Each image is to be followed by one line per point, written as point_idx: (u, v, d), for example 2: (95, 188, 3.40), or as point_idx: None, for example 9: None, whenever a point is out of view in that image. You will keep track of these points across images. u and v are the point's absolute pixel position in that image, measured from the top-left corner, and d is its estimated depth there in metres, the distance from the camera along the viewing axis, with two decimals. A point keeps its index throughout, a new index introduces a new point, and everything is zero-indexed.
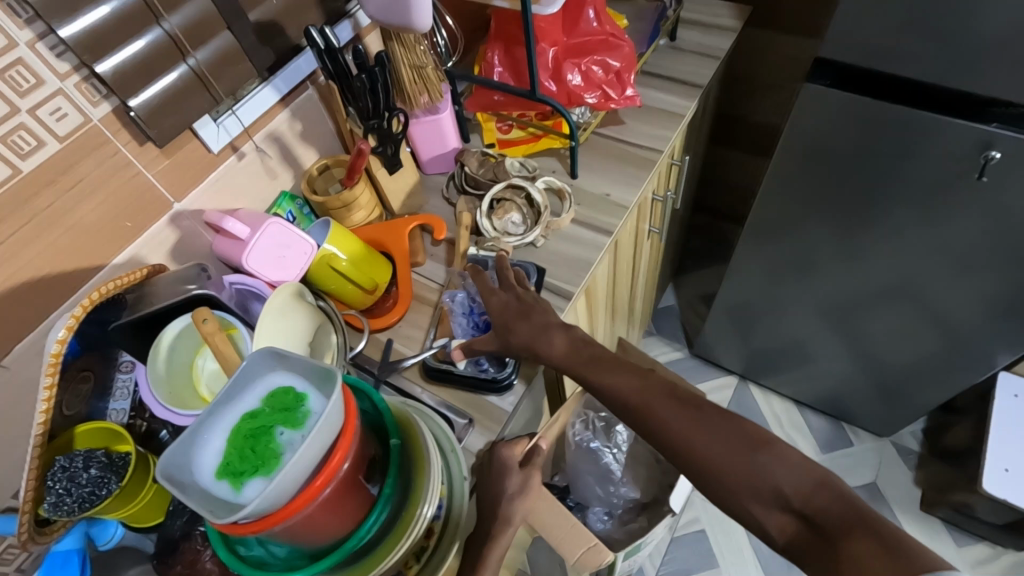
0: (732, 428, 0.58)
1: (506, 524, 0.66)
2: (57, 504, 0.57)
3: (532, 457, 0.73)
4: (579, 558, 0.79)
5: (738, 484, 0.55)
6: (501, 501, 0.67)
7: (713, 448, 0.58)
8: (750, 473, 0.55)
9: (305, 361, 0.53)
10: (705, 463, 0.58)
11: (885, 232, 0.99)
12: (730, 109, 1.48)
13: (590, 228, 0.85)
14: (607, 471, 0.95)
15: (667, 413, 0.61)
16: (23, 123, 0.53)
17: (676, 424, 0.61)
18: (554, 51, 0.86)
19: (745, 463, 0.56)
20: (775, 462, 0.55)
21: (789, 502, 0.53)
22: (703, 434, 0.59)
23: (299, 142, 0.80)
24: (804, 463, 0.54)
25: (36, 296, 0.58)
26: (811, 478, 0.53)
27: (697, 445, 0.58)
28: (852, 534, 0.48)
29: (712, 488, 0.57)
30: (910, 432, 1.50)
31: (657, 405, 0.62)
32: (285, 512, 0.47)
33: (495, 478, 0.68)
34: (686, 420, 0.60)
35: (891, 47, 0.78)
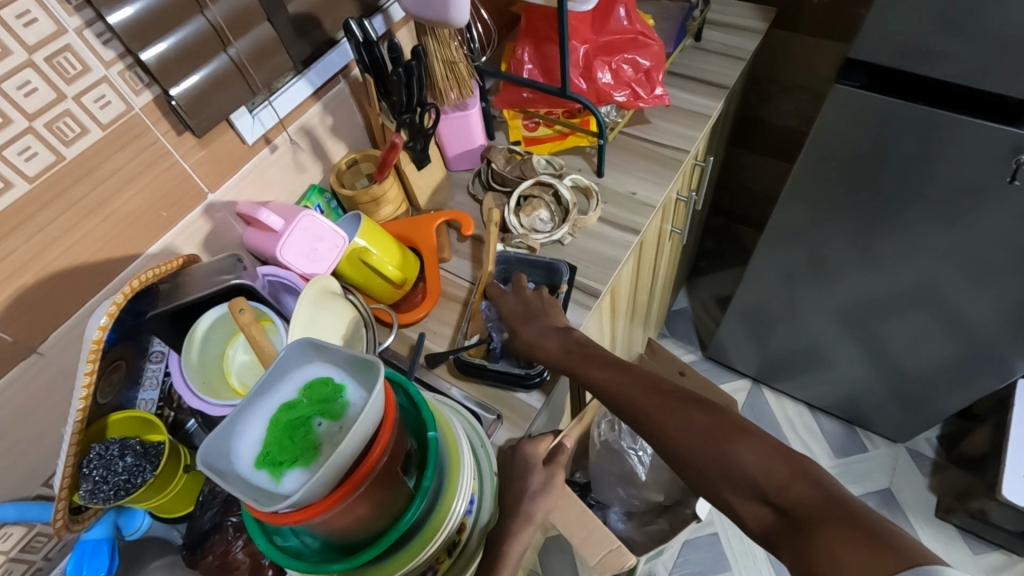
0: (717, 419, 0.57)
1: (527, 522, 0.64)
2: (93, 491, 0.57)
3: (556, 454, 0.72)
4: (601, 559, 0.76)
5: (718, 476, 0.54)
6: (525, 497, 0.66)
7: (692, 439, 0.56)
8: (726, 464, 0.54)
9: (343, 352, 0.53)
10: (684, 455, 0.57)
11: (911, 236, 0.99)
12: (749, 112, 1.48)
13: (617, 226, 0.85)
14: (631, 472, 0.95)
15: (652, 408, 0.61)
16: (68, 110, 0.53)
17: (659, 417, 0.60)
18: (584, 49, 0.87)
19: (720, 454, 0.54)
20: (751, 453, 0.53)
21: (764, 494, 0.51)
22: (683, 422, 0.58)
23: (329, 136, 0.80)
24: (783, 454, 0.52)
25: (74, 283, 0.58)
26: (790, 468, 0.51)
27: (678, 437, 0.57)
28: (824, 525, 0.46)
29: (693, 481, 0.56)
30: (925, 439, 1.50)
31: (645, 399, 0.62)
32: (326, 503, 0.47)
33: (515, 477, 0.68)
34: (668, 410, 0.59)
35: (925, 49, 0.78)
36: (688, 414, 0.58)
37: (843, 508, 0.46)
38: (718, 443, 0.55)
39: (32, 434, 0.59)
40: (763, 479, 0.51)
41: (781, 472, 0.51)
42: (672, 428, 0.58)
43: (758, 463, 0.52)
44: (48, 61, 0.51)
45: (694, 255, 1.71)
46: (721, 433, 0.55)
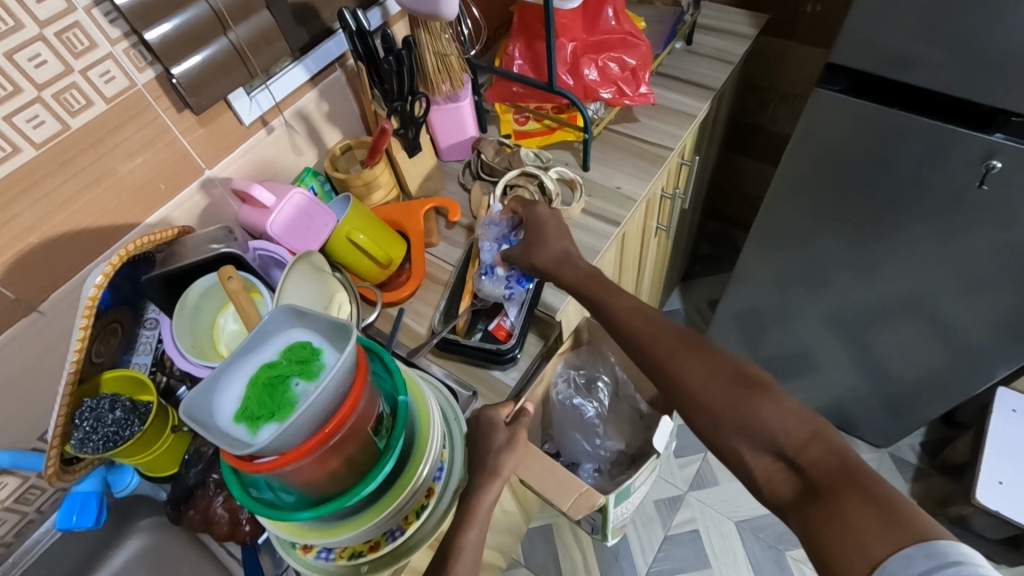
0: (746, 381, 0.60)
1: (493, 476, 0.68)
2: (83, 441, 0.61)
3: (519, 417, 0.74)
4: (571, 503, 0.81)
5: (736, 432, 0.58)
6: (489, 454, 0.69)
7: (715, 393, 0.60)
8: (746, 420, 0.57)
9: (324, 318, 0.56)
10: (705, 406, 0.61)
11: (889, 238, 1.01)
12: (745, 117, 1.50)
13: (600, 218, 0.88)
14: (589, 424, 0.99)
15: (680, 358, 0.64)
16: (75, 83, 0.57)
17: (685, 368, 0.63)
18: (573, 46, 0.91)
19: (743, 409, 0.58)
20: (772, 412, 0.57)
21: (782, 451, 0.55)
22: (714, 383, 0.61)
23: (325, 122, 0.83)
24: (804, 418, 0.56)
25: (75, 248, 0.62)
26: (809, 430, 0.55)
27: (702, 390, 0.61)
28: (836, 487, 0.50)
29: (708, 432, 0.60)
30: (909, 445, 1.51)
31: (670, 353, 0.65)
32: (296, 453, 0.50)
33: (481, 436, 0.71)
34: (702, 370, 0.63)
35: (903, 56, 0.80)
36: (718, 375, 0.61)
37: (855, 475, 0.50)
38: (741, 398, 0.59)
39: (30, 388, 0.63)
40: (782, 436, 0.55)
41: (802, 432, 0.55)
42: (697, 379, 0.62)
43: (779, 422, 0.56)
44: (58, 36, 0.55)
45: (688, 257, 1.73)
46: (746, 389, 0.59)
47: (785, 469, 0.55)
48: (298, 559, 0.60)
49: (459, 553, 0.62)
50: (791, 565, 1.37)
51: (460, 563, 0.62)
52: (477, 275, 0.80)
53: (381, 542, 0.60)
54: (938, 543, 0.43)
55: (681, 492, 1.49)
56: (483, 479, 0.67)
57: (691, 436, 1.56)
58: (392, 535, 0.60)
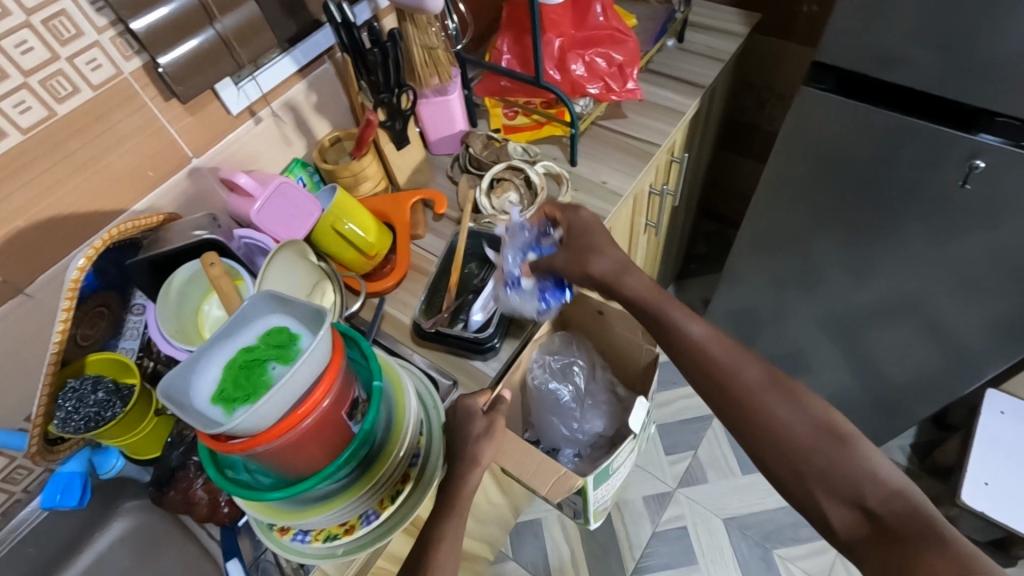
0: (828, 430, 0.61)
1: (473, 465, 0.67)
2: (65, 421, 0.63)
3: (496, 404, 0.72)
4: (550, 487, 0.82)
5: (817, 477, 0.59)
6: (467, 444, 0.68)
7: (804, 440, 0.61)
8: (833, 470, 0.59)
9: (302, 304, 0.57)
10: (789, 451, 0.62)
11: (876, 238, 1.02)
12: (741, 116, 1.49)
13: (585, 212, 0.89)
14: (567, 409, 0.99)
15: (766, 397, 0.65)
16: (61, 69, 0.58)
17: (774, 409, 0.64)
18: (560, 42, 0.91)
19: (829, 457, 0.60)
20: (861, 466, 0.58)
21: (863, 503, 0.57)
22: (797, 429, 0.62)
23: (313, 113, 0.84)
24: (883, 473, 0.58)
25: (61, 232, 0.63)
26: (892, 487, 0.57)
27: (786, 434, 0.62)
28: (920, 542, 0.52)
29: (784, 475, 0.61)
30: (899, 446, 1.51)
31: (752, 394, 0.65)
32: (269, 434, 0.51)
33: (457, 425, 0.69)
34: (783, 413, 0.63)
35: (887, 55, 0.81)
36: (800, 421, 0.62)
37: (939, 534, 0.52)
38: (831, 449, 0.60)
39: (16, 369, 0.65)
40: (868, 488, 0.57)
41: (885, 486, 0.57)
42: (785, 424, 0.63)
43: (865, 475, 0.58)
44: (44, 24, 0.56)
45: (683, 256, 1.73)
46: (835, 441, 0.60)
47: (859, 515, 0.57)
48: (275, 541, 0.61)
49: (439, 541, 0.62)
50: (777, 563, 1.38)
51: (437, 550, 0.61)
52: (501, 286, 0.79)
53: (356, 525, 0.61)
54: None
55: (670, 489, 1.49)
56: (464, 468, 0.66)
57: (681, 434, 1.56)
58: (366, 519, 0.61)
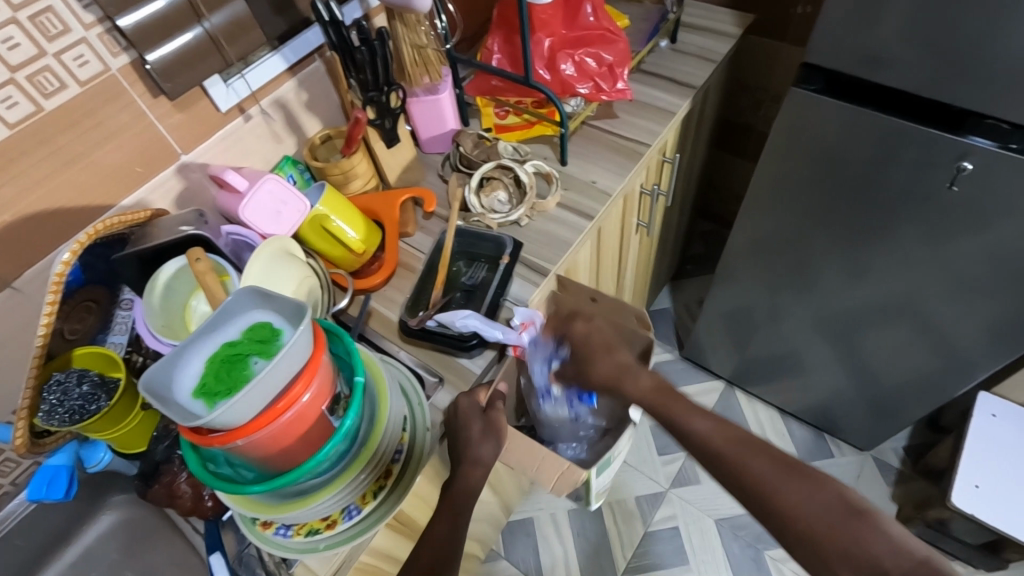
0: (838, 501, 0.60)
1: (474, 465, 0.68)
2: (49, 414, 0.64)
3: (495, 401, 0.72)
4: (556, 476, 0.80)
5: (840, 557, 0.57)
6: (467, 446, 0.68)
7: (823, 521, 0.59)
8: (855, 548, 0.57)
9: (285, 299, 0.58)
10: (810, 533, 0.59)
11: (866, 240, 1.02)
12: (737, 118, 1.49)
13: (574, 212, 0.89)
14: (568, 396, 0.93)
15: (779, 482, 0.63)
16: (49, 65, 0.59)
17: (789, 492, 0.62)
18: (550, 42, 0.92)
19: (847, 534, 0.58)
20: (882, 542, 0.56)
21: None
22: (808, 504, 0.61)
23: (304, 111, 0.85)
24: (906, 545, 0.56)
25: (48, 226, 0.64)
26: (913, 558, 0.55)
27: (802, 516, 0.60)
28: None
29: (809, 559, 0.59)
30: (892, 449, 1.51)
31: (761, 479, 0.64)
32: (249, 428, 0.51)
33: (458, 426, 0.69)
34: (796, 489, 0.62)
35: (875, 56, 0.81)
36: (812, 494, 0.61)
37: None
38: (851, 527, 0.58)
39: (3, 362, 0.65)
40: (890, 562, 0.55)
41: (907, 559, 0.55)
42: (801, 505, 0.61)
43: (887, 550, 0.56)
44: (31, 20, 0.57)
45: (678, 257, 1.73)
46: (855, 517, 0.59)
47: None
48: (258, 535, 0.62)
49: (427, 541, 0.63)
50: (768, 564, 1.38)
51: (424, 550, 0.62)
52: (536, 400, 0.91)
53: (338, 519, 0.62)
54: None
55: (663, 489, 1.49)
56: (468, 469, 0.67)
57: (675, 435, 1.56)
58: (349, 513, 0.62)
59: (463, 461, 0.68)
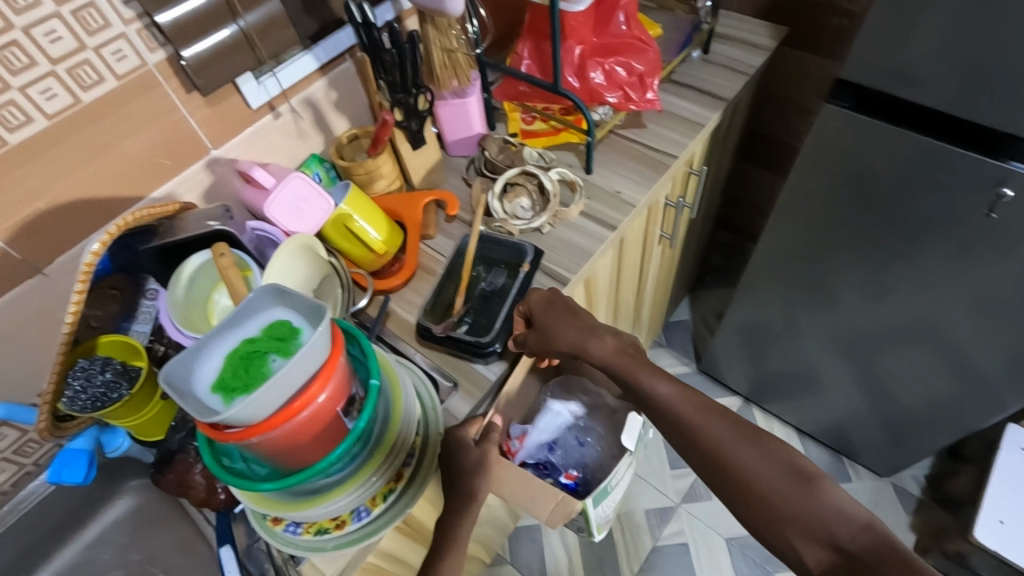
0: (791, 466, 0.66)
1: (470, 500, 0.66)
2: (72, 400, 0.65)
3: (488, 433, 0.71)
4: (551, 511, 0.76)
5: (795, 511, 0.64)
6: (460, 478, 0.66)
7: (776, 484, 0.65)
8: (801, 511, 0.63)
9: (305, 299, 0.58)
10: (763, 496, 0.66)
11: (894, 261, 0.99)
12: (764, 129, 1.46)
13: (596, 221, 0.89)
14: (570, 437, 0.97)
15: (736, 447, 0.68)
16: (88, 59, 0.60)
17: (749, 461, 0.67)
18: (581, 49, 0.91)
19: (798, 500, 0.64)
20: (829, 508, 0.63)
21: (835, 540, 0.62)
22: (750, 457, 0.68)
23: (332, 109, 0.86)
24: (854, 511, 0.63)
25: (81, 214, 0.66)
26: (859, 522, 0.62)
27: (755, 484, 0.66)
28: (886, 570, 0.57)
29: (760, 524, 0.66)
30: (913, 476, 1.46)
31: (728, 448, 0.69)
32: (263, 426, 0.52)
33: (450, 454, 0.66)
34: (744, 447, 0.68)
35: (909, 73, 0.79)
36: (767, 452, 0.68)
37: (888, 545, 0.59)
38: (802, 492, 0.64)
39: (32, 344, 0.67)
40: (839, 528, 0.62)
41: (854, 524, 0.62)
42: (760, 477, 0.66)
43: (834, 516, 0.62)
44: (73, 14, 0.58)
45: (698, 269, 1.71)
46: (800, 483, 0.65)
47: (832, 555, 0.62)
48: (268, 530, 0.62)
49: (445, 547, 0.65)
50: None
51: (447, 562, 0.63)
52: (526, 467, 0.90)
53: (347, 520, 0.62)
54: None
55: (673, 503, 1.47)
56: (460, 503, 0.66)
57: None
58: (358, 515, 0.62)
59: (458, 494, 0.66)
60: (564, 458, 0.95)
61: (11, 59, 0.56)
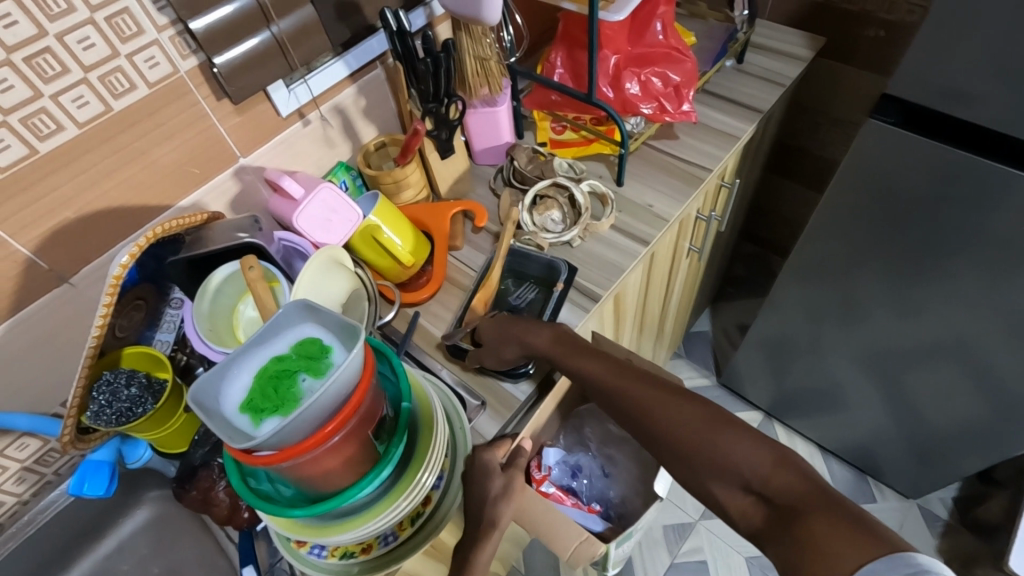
0: (705, 411, 0.63)
1: (491, 529, 0.64)
2: (97, 414, 0.63)
3: (515, 458, 0.69)
4: (573, 551, 0.71)
5: (713, 455, 0.60)
6: (485, 504, 0.64)
7: (692, 430, 0.62)
8: (716, 454, 0.59)
9: (335, 316, 0.56)
10: (679, 444, 0.62)
11: (920, 277, 0.90)
12: (793, 140, 1.43)
13: (628, 235, 0.86)
14: (599, 474, 1.00)
15: (649, 403, 0.66)
16: (120, 66, 0.59)
17: (670, 410, 0.64)
18: (616, 59, 0.89)
19: (712, 446, 0.60)
20: (741, 452, 0.59)
21: (750, 483, 0.58)
22: (663, 409, 0.65)
23: (361, 117, 0.84)
24: (768, 447, 0.59)
25: (108, 223, 0.65)
26: (774, 461, 0.57)
27: (673, 433, 0.63)
28: (803, 510, 0.53)
29: (682, 473, 0.62)
30: (940, 499, 1.42)
31: (649, 402, 0.66)
32: (295, 450, 0.50)
33: (473, 481, 0.64)
34: (661, 402, 0.65)
35: (961, 91, 0.71)
36: (680, 403, 0.65)
37: (821, 495, 0.53)
38: (713, 437, 0.61)
39: (57, 353, 0.66)
40: (750, 470, 0.58)
41: (767, 461, 0.58)
42: (675, 430, 0.63)
43: (748, 457, 0.58)
44: (107, 20, 0.57)
45: (720, 280, 1.68)
46: (711, 428, 0.61)
47: (755, 502, 0.58)
48: (292, 553, 0.61)
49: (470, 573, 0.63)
50: None
51: None
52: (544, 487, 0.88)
53: (374, 545, 0.60)
54: (900, 553, 0.46)
55: (692, 519, 1.44)
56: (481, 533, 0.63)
57: None
58: (385, 540, 0.60)
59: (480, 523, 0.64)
60: (589, 488, 0.99)
61: (44, 66, 0.55)
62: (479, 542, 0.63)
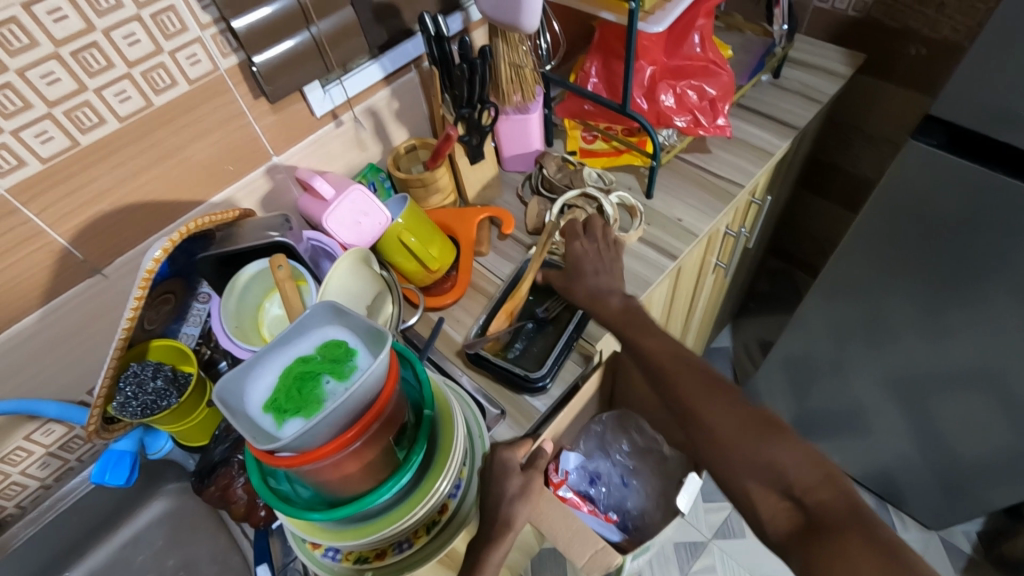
0: (750, 416, 0.58)
1: (505, 529, 0.61)
2: (123, 405, 0.65)
3: (535, 459, 0.68)
4: (587, 560, 0.66)
5: (748, 460, 0.55)
6: (501, 505, 0.62)
7: (733, 423, 0.57)
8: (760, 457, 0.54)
9: (362, 320, 0.55)
10: (721, 436, 0.57)
11: (956, 302, 0.87)
12: (824, 157, 1.40)
13: (655, 248, 0.85)
14: (620, 486, 0.98)
15: (695, 390, 0.61)
16: (162, 62, 0.59)
17: (706, 408, 0.59)
18: (652, 70, 0.88)
19: (755, 447, 0.55)
20: (783, 462, 0.54)
21: (788, 490, 0.53)
22: (709, 401, 0.59)
23: (393, 120, 0.84)
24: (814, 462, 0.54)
25: (143, 216, 0.66)
26: (817, 473, 0.53)
27: (720, 423, 0.58)
28: (844, 525, 0.48)
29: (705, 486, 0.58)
30: (963, 532, 1.38)
31: (687, 390, 0.61)
32: (317, 453, 0.49)
33: (492, 480, 0.64)
34: (715, 397, 0.60)
35: (1012, 115, 0.68)
36: (730, 399, 0.59)
37: (864, 519, 0.49)
38: (760, 438, 0.56)
39: (85, 343, 0.67)
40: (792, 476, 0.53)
41: (811, 473, 0.53)
42: (722, 419, 0.58)
43: (793, 465, 0.53)
44: (153, 17, 0.57)
45: (745, 295, 1.64)
46: (762, 429, 0.56)
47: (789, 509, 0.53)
48: (306, 554, 0.61)
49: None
50: None
51: None
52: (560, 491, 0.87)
53: (388, 552, 0.60)
54: None
55: (704, 538, 1.39)
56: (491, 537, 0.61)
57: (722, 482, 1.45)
58: (399, 547, 0.60)
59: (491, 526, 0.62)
60: (606, 496, 0.98)
61: (90, 60, 0.55)
62: (492, 542, 0.60)
